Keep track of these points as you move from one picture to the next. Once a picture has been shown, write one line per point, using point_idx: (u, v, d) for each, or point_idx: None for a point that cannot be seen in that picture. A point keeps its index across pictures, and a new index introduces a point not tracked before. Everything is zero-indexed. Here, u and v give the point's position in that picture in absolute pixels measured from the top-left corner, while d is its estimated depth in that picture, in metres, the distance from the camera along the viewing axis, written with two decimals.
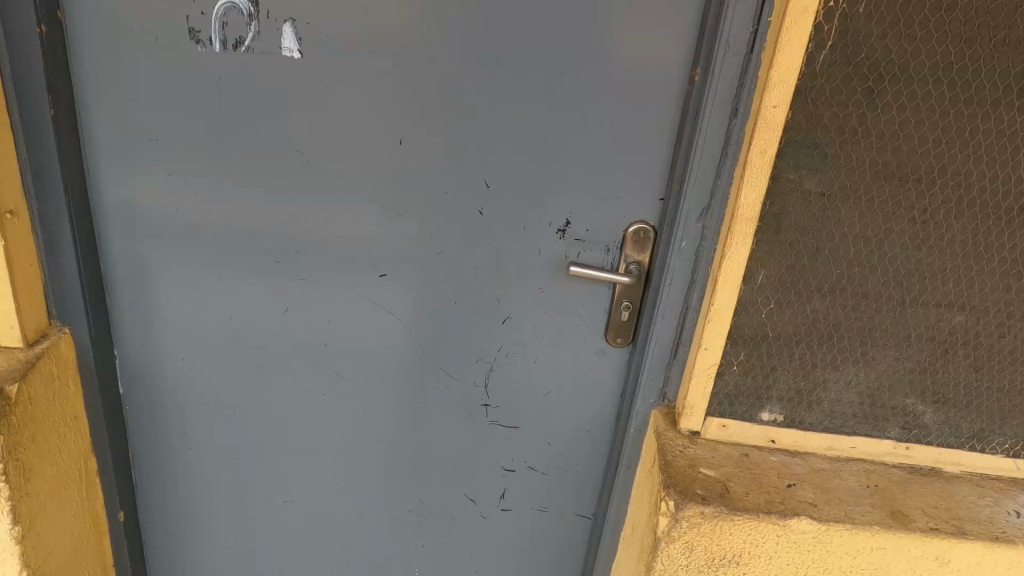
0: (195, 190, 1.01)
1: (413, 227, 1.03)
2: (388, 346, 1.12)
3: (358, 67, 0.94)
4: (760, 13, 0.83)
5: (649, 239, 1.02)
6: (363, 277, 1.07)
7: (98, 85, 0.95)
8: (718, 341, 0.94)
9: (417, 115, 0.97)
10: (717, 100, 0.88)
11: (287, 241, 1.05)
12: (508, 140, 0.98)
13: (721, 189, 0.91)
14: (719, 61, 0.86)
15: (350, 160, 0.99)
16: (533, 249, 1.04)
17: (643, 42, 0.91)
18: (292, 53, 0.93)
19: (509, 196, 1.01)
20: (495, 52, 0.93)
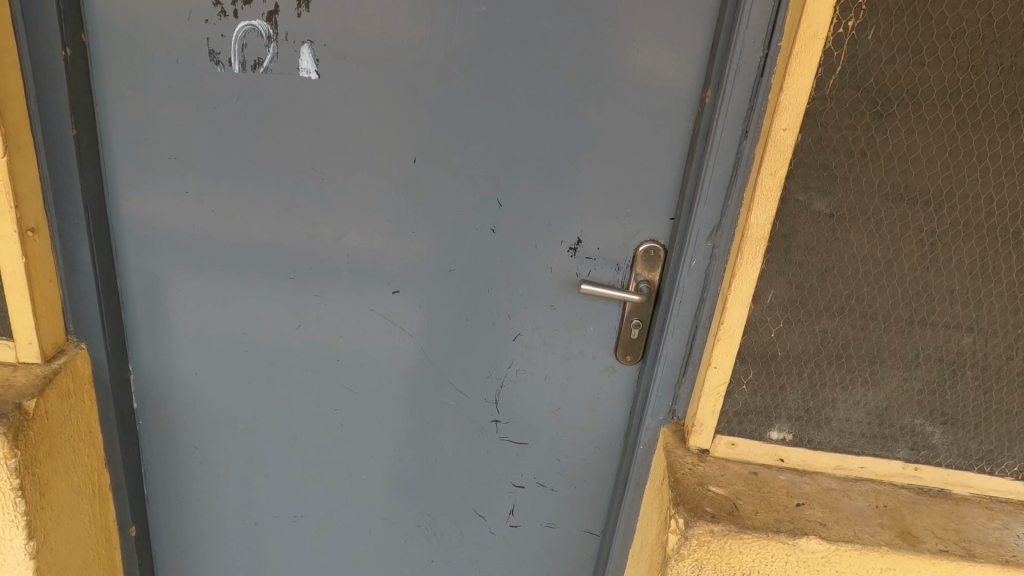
0: (212, 207, 1.03)
1: (426, 244, 1.05)
2: (400, 362, 1.13)
3: (374, 87, 0.95)
4: (771, 37, 0.84)
5: (659, 258, 1.03)
6: (376, 294, 1.08)
7: (119, 105, 0.96)
8: (728, 360, 0.95)
9: (431, 134, 0.98)
10: (727, 121, 0.89)
11: (302, 257, 1.06)
12: (521, 160, 0.99)
13: (731, 209, 0.92)
14: (731, 83, 0.87)
15: (365, 178, 1.01)
16: (545, 267, 1.05)
17: (655, 65, 0.93)
18: (309, 74, 0.94)
19: (521, 215, 1.02)
20: (509, 74, 0.94)
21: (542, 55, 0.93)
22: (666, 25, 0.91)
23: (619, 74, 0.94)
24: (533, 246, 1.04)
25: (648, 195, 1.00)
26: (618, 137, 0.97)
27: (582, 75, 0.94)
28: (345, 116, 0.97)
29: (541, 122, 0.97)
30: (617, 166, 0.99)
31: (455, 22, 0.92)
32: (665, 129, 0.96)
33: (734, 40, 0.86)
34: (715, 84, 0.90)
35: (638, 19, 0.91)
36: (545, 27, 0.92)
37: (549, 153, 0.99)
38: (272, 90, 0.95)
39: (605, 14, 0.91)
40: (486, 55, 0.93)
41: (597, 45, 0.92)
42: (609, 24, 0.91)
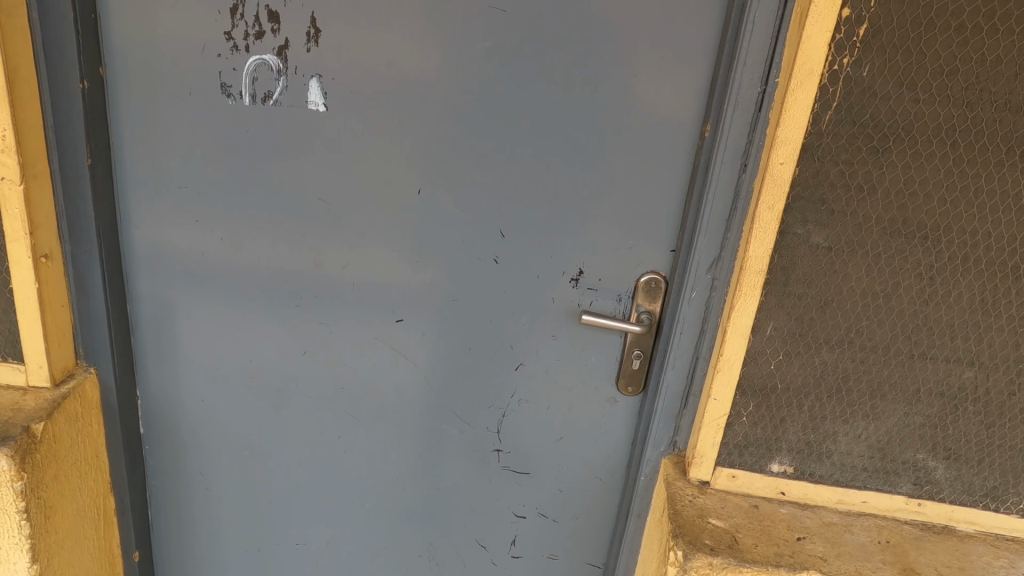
0: (221, 235, 1.05)
1: (430, 274, 1.06)
2: (403, 389, 1.14)
3: (381, 120, 0.98)
4: (768, 73, 0.86)
5: (661, 289, 1.03)
6: (380, 322, 1.10)
7: (134, 136, 0.99)
8: (727, 392, 0.95)
9: (435, 165, 1.00)
10: (726, 155, 0.90)
11: (308, 286, 1.08)
12: (523, 191, 1.01)
13: (731, 242, 0.93)
14: (730, 117, 0.89)
15: (370, 208, 1.03)
16: (546, 298, 1.06)
17: (656, 99, 0.95)
18: (317, 106, 0.97)
19: (524, 245, 1.03)
20: (512, 107, 0.96)
21: (544, 88, 0.95)
22: (666, 60, 0.93)
23: (620, 108, 0.96)
24: (535, 277, 1.05)
25: (649, 228, 1.01)
26: (619, 170, 0.99)
27: (583, 109, 0.96)
28: (351, 147, 0.99)
29: (543, 155, 0.99)
30: (618, 198, 1.00)
31: (460, 57, 0.94)
32: (666, 162, 0.98)
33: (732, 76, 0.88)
34: (714, 118, 0.91)
35: (639, 55, 0.93)
36: (548, 62, 0.94)
37: (551, 185, 1.00)
38: (281, 121, 0.98)
39: (606, 50, 0.93)
40: (490, 89, 0.96)
41: (598, 80, 0.94)
42: (611, 60, 0.93)
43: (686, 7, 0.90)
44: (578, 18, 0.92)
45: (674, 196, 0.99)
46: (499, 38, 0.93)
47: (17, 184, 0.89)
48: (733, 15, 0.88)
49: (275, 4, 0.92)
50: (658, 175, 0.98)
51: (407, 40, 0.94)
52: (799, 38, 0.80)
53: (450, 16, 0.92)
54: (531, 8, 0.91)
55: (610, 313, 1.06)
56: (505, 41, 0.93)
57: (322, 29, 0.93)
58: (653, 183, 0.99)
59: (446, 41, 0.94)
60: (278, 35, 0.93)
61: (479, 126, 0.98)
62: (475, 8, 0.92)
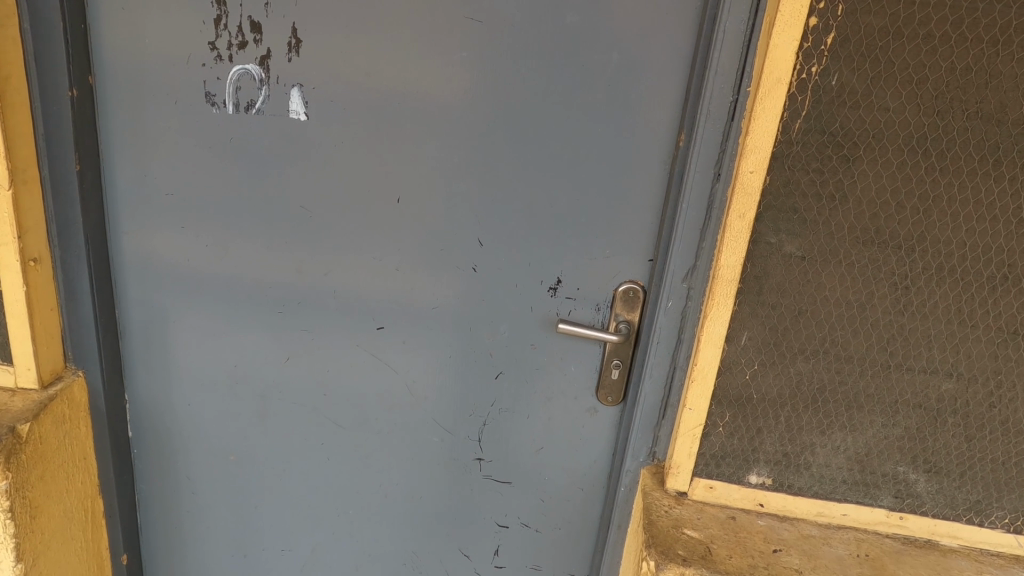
0: (206, 242, 1.07)
1: (410, 282, 1.07)
2: (384, 397, 1.15)
3: (361, 128, 1.00)
4: (739, 83, 0.87)
5: (639, 298, 1.03)
6: (361, 329, 1.11)
7: (122, 144, 1.02)
8: (702, 401, 0.95)
9: (416, 174, 1.02)
10: (700, 164, 0.91)
11: (291, 292, 1.09)
12: (503, 200, 1.02)
13: (706, 251, 0.93)
14: (702, 127, 0.89)
15: (352, 216, 1.04)
16: (526, 306, 1.06)
17: (631, 109, 0.96)
18: (299, 115, 0.99)
19: (503, 254, 1.04)
20: (490, 116, 0.98)
21: (521, 98, 0.97)
22: (639, 70, 0.94)
23: (596, 117, 0.97)
24: (515, 286, 1.05)
25: (628, 237, 1.01)
26: (597, 179, 0.99)
27: (560, 118, 0.97)
28: (334, 156, 1.01)
29: (522, 163, 1.00)
30: (597, 208, 1.01)
31: (438, 67, 0.96)
32: (643, 172, 0.98)
33: (704, 86, 0.89)
34: (688, 128, 0.92)
35: (612, 65, 0.94)
36: (524, 72, 0.95)
37: (530, 194, 1.01)
38: (263, 130, 1.00)
39: (581, 60, 0.94)
40: (468, 99, 0.97)
41: (575, 90, 0.96)
42: (586, 70, 0.94)
43: (659, 18, 0.91)
44: (553, 29, 0.93)
45: (652, 206, 1.00)
46: (476, 49, 0.95)
47: (5, 189, 0.91)
48: (705, 26, 0.89)
49: (258, 16, 0.95)
50: (636, 184, 0.99)
51: (385, 50, 0.96)
52: (767, 48, 0.81)
53: (426, 26, 0.94)
54: (506, 18, 0.93)
55: (589, 323, 1.06)
56: (481, 51, 0.95)
57: (303, 39, 0.95)
58: (631, 192, 0.99)
59: (424, 51, 0.95)
60: (260, 45, 0.96)
61: (458, 135, 0.99)
62: (452, 19, 0.94)
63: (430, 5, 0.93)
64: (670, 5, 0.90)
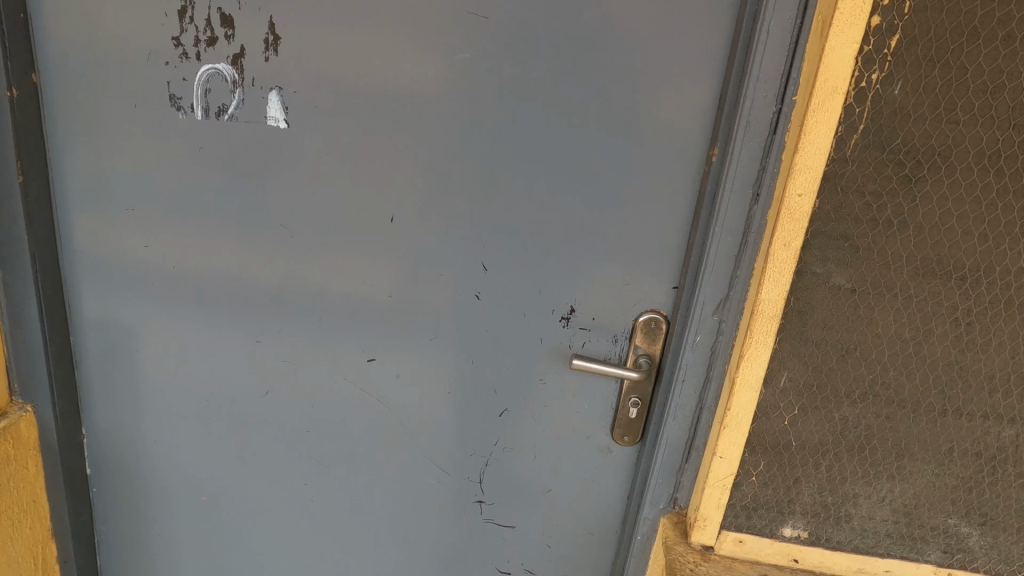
0: (174, 262, 0.95)
1: (403, 309, 0.96)
2: (375, 434, 1.04)
3: (348, 138, 0.87)
4: (784, 92, 0.76)
5: (661, 329, 0.92)
6: (350, 360, 0.99)
7: (74, 152, 0.90)
8: (735, 449, 0.84)
9: (410, 189, 0.90)
10: (736, 183, 0.80)
11: (271, 320, 0.98)
12: (509, 220, 0.90)
13: (740, 281, 0.82)
14: (740, 141, 0.79)
15: (339, 236, 0.93)
16: (534, 337, 0.95)
17: (656, 120, 0.84)
18: (278, 122, 0.87)
19: (509, 280, 0.93)
20: (495, 126, 0.86)
21: (531, 106, 0.84)
22: (667, 74, 0.82)
23: (616, 128, 0.85)
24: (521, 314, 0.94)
25: (650, 261, 0.90)
26: (616, 197, 0.88)
27: (575, 129, 0.85)
28: (317, 168, 0.89)
29: (531, 179, 0.88)
30: (614, 229, 0.89)
31: (435, 70, 0.84)
32: (668, 190, 0.87)
33: (742, 95, 0.78)
34: (723, 141, 0.81)
35: (637, 68, 0.82)
36: (534, 76, 0.83)
37: (539, 213, 0.89)
38: (237, 139, 0.88)
39: (600, 63, 0.82)
40: (470, 106, 0.85)
41: (592, 97, 0.83)
42: (606, 74, 0.82)
43: (691, 16, 0.79)
44: (568, 27, 0.81)
45: (678, 228, 0.89)
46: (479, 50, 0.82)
47: None
48: (743, 25, 0.77)
49: (229, 8, 0.82)
50: (659, 203, 0.88)
51: (375, 49, 0.83)
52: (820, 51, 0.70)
53: (422, 22, 0.82)
54: (515, 15, 0.81)
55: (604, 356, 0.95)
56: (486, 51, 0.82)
57: (282, 35, 0.83)
58: (654, 213, 0.88)
59: (420, 51, 0.83)
60: (232, 42, 0.83)
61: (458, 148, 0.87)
62: (452, 15, 0.81)
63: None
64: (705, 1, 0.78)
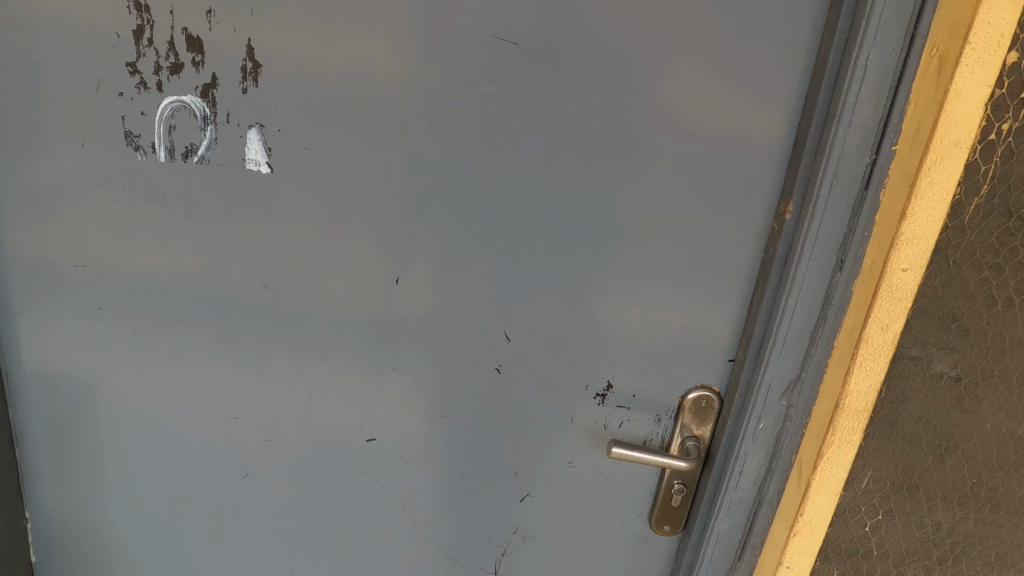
0: (133, 326, 0.79)
1: (408, 382, 0.80)
2: (374, 524, 0.88)
3: (345, 186, 0.71)
4: (880, 139, 0.61)
5: (713, 408, 0.78)
6: (345, 440, 0.84)
7: (10, 195, 0.74)
8: (806, 560, 0.71)
9: (419, 248, 0.74)
10: (816, 247, 0.65)
11: (251, 394, 0.82)
12: (538, 284, 0.75)
13: (816, 361, 0.69)
14: (824, 197, 0.64)
15: (333, 301, 0.76)
16: (563, 416, 0.80)
17: (721, 168, 0.68)
18: (259, 166, 0.70)
19: (535, 351, 0.78)
20: (524, 174, 0.70)
21: (570, 151, 0.69)
22: (738, 115, 0.66)
23: (673, 179, 0.69)
24: (549, 390, 0.79)
25: (705, 333, 0.75)
26: (668, 258, 0.72)
27: (623, 179, 0.69)
28: (305, 220, 0.73)
29: (567, 237, 0.72)
30: (667, 296, 0.74)
31: (453, 106, 0.67)
32: (733, 250, 0.72)
33: (827, 141, 0.62)
34: (799, 194, 0.66)
35: (701, 107, 0.66)
36: (575, 115, 0.67)
37: (575, 276, 0.74)
38: (209, 184, 0.71)
39: (658, 102, 0.66)
40: (496, 150, 0.69)
41: (645, 140, 0.68)
42: (663, 114, 0.67)
43: (772, 45, 0.63)
44: (619, 57, 0.65)
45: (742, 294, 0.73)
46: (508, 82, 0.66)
47: None
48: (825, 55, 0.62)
49: (195, 28, 0.65)
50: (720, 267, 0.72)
51: (379, 79, 0.66)
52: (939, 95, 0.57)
53: (440, 48, 0.65)
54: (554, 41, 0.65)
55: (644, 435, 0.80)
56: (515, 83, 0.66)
57: (263, 62, 0.66)
58: (713, 276, 0.73)
59: (434, 84, 0.67)
60: (202, 69, 0.66)
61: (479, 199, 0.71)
62: (475, 39, 0.65)
63: (444, 19, 0.64)
64: (788, 27, 0.63)
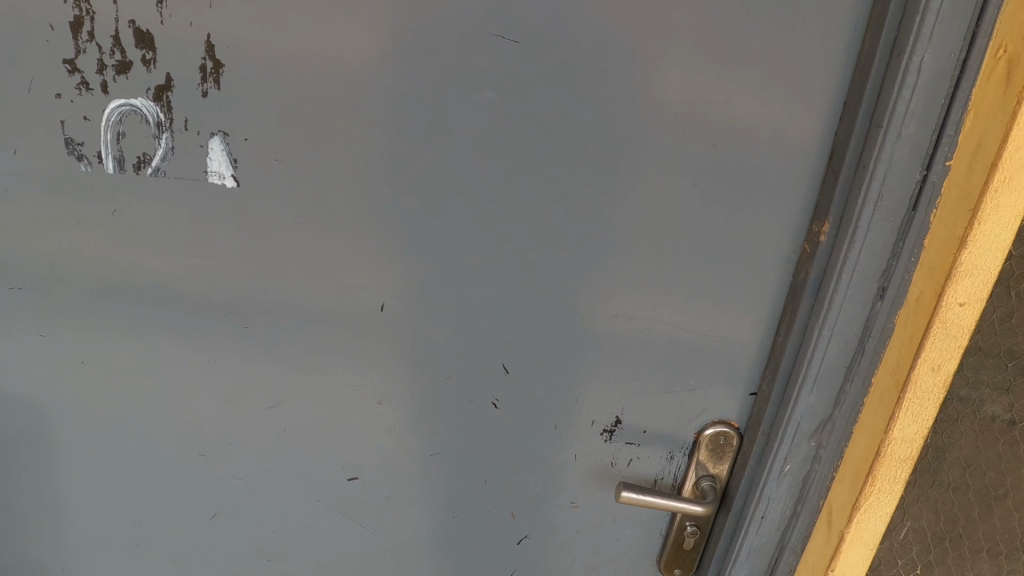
0: (80, 359, 0.69)
1: (396, 418, 0.72)
2: (358, 566, 0.80)
3: (322, 201, 0.62)
4: (933, 153, 0.54)
5: (730, 446, 0.71)
6: (325, 480, 0.75)
7: None
8: None
9: (409, 270, 0.65)
10: (855, 275, 0.57)
11: (217, 432, 0.72)
12: (542, 309, 0.67)
13: (851, 398, 0.62)
14: (867, 219, 0.56)
15: (311, 329, 0.67)
16: (567, 452, 0.73)
17: (750, 183, 0.60)
18: (224, 180, 0.60)
19: (537, 384, 0.70)
20: (529, 189, 0.62)
21: (581, 164, 0.61)
22: (767, 126, 0.58)
23: (697, 196, 0.61)
24: (552, 425, 0.71)
25: (726, 363, 0.68)
26: (687, 283, 0.65)
27: (640, 195, 0.61)
28: (279, 241, 0.64)
29: (575, 258, 0.64)
30: (685, 324, 0.66)
31: (449, 113, 0.59)
32: (760, 273, 0.64)
33: (871, 156, 0.54)
34: (836, 213, 0.58)
35: (727, 117, 0.58)
36: (587, 123, 0.59)
37: (584, 301, 0.66)
38: (163, 200, 0.61)
39: (681, 110, 0.58)
40: (497, 162, 0.61)
41: (667, 153, 0.60)
42: (689, 123, 0.58)
43: (808, 47, 0.56)
44: (640, 58, 0.57)
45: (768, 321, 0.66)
46: (513, 87, 0.58)
47: None
48: (868, 57, 0.54)
49: (146, 20, 0.55)
50: (746, 292, 0.65)
51: (363, 83, 0.57)
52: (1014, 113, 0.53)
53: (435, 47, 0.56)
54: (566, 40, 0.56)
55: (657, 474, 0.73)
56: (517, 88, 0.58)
57: (226, 62, 0.57)
58: (738, 302, 0.65)
59: (428, 88, 0.58)
60: (154, 69, 0.56)
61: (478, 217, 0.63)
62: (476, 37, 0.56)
63: (440, 13, 0.55)
64: (829, 28, 0.55)
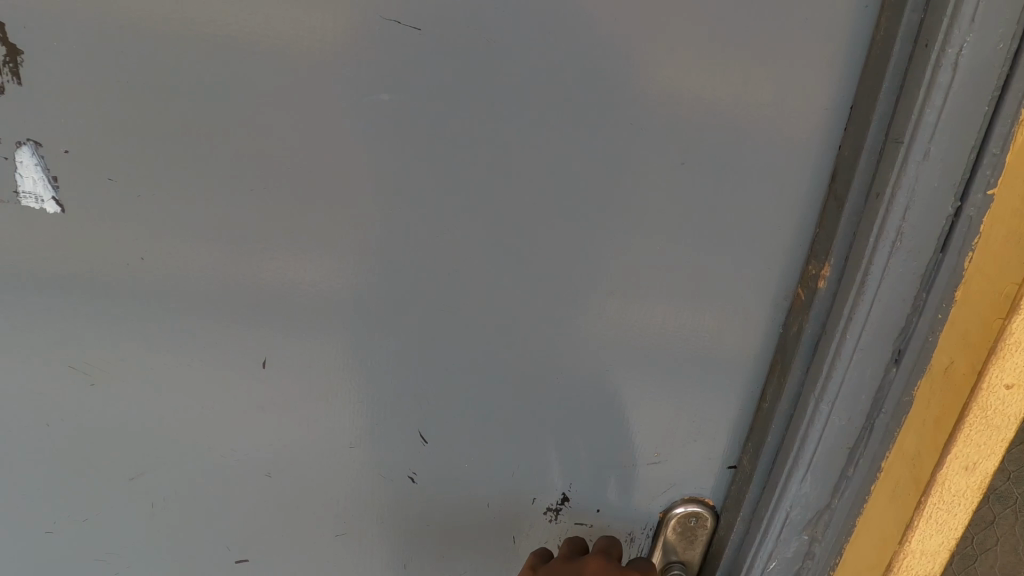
0: None
1: (291, 493, 0.56)
2: None
3: (170, 227, 0.45)
4: (970, 180, 0.39)
5: (703, 526, 0.58)
6: (207, 559, 0.59)
7: None
8: None
9: (309, 334, 0.49)
10: (864, 337, 0.44)
11: (65, 510, 0.56)
12: (479, 379, 0.52)
13: (855, 486, 0.49)
14: (882, 269, 0.42)
15: (169, 386, 0.51)
16: (507, 536, 0.59)
17: (734, 221, 0.46)
18: (42, 204, 0.43)
19: (464, 456, 0.55)
20: (460, 233, 0.46)
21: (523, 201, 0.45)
22: (752, 141, 0.44)
23: (671, 238, 0.47)
24: (484, 504, 0.58)
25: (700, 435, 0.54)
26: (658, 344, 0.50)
27: (603, 240, 0.46)
28: (128, 292, 0.47)
29: (519, 317, 0.49)
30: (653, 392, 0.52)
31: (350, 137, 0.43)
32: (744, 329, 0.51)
33: (886, 185, 0.40)
34: (839, 256, 0.44)
35: (701, 128, 0.43)
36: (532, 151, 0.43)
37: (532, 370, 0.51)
38: None
39: (641, 120, 0.43)
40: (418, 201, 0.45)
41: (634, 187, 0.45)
42: (663, 147, 0.44)
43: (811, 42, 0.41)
44: (608, 63, 0.41)
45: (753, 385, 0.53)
46: (438, 104, 0.42)
47: None
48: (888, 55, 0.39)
49: None
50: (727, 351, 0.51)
51: (222, 72, 0.40)
52: None
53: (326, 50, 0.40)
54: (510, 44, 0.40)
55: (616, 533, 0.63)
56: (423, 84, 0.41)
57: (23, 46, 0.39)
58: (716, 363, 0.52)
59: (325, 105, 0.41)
60: None
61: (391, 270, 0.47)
62: (382, 38, 0.40)
63: (333, 1, 0.38)
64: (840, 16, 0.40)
